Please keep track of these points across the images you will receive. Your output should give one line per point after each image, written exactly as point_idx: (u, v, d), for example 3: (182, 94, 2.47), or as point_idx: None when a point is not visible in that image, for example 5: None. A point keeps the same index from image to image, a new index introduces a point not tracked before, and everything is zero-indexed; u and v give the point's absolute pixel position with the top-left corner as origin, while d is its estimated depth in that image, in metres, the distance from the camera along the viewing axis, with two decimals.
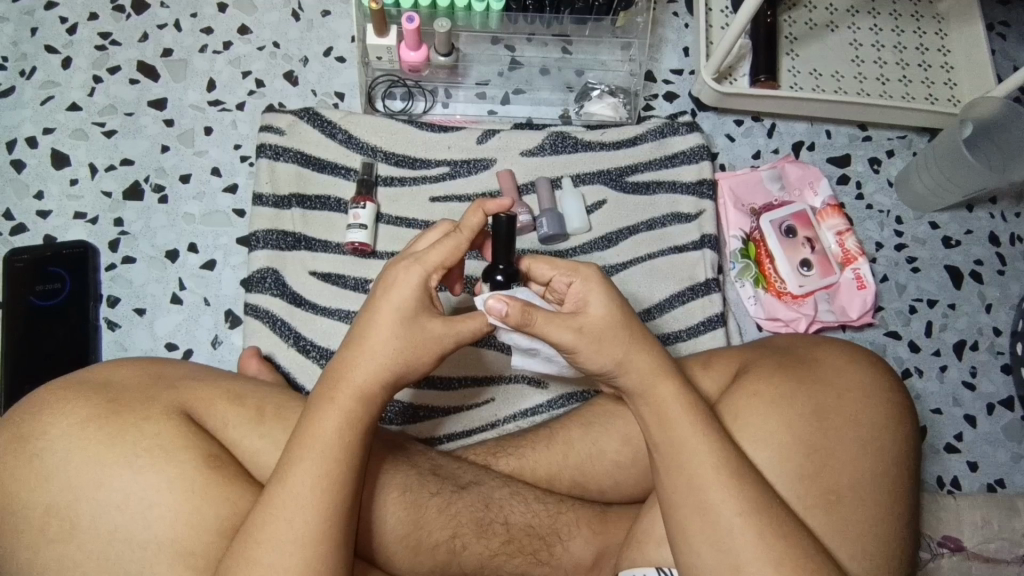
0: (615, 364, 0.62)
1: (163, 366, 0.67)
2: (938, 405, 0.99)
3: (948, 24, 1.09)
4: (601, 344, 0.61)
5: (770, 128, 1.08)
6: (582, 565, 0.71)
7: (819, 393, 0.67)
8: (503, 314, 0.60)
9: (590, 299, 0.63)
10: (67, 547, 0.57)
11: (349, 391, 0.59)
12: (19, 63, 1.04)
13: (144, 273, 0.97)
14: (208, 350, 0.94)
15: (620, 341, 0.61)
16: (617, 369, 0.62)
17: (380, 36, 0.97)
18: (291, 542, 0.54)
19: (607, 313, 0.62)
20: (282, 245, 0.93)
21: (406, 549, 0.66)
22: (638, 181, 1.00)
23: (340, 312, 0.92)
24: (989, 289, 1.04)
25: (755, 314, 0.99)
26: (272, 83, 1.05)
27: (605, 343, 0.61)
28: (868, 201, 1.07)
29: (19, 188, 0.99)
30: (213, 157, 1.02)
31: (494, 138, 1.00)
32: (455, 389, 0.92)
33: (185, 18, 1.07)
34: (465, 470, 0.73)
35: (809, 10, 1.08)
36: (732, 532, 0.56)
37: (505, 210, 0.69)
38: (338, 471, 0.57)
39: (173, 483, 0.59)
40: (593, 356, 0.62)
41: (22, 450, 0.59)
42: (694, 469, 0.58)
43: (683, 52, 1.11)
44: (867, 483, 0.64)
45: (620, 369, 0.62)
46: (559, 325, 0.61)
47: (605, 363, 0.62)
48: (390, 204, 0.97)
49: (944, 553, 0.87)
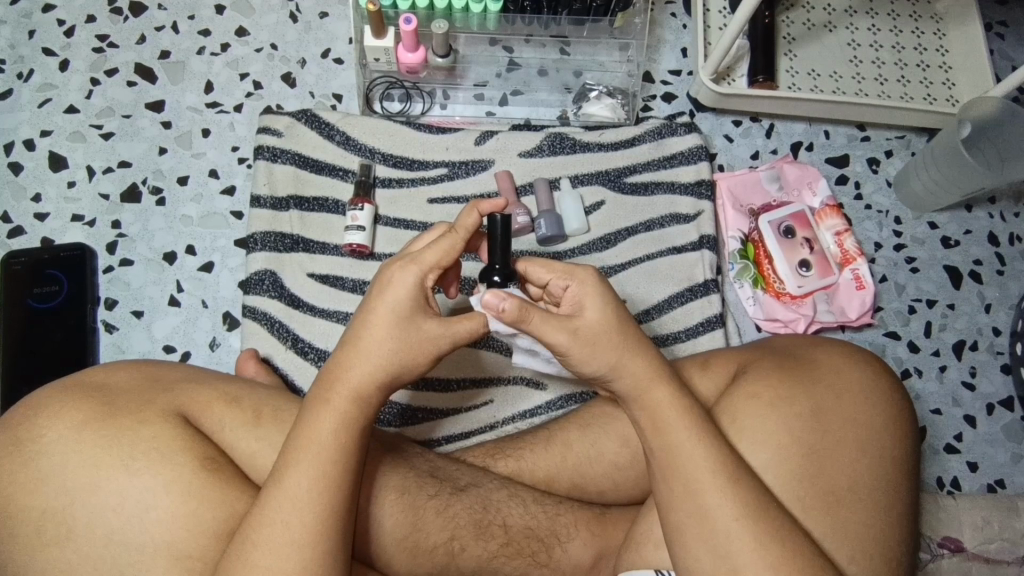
0: (610, 369, 0.61)
1: (160, 369, 0.67)
2: (937, 405, 0.99)
3: (946, 24, 1.09)
4: (594, 348, 0.61)
5: (769, 128, 1.08)
6: (581, 567, 0.71)
7: (819, 394, 0.67)
8: (501, 311, 0.58)
9: (586, 303, 0.62)
10: (63, 551, 0.57)
11: (344, 392, 0.59)
12: (16, 66, 1.04)
13: (142, 275, 0.97)
14: (207, 352, 0.94)
15: (614, 346, 0.61)
16: (611, 373, 0.62)
17: (377, 37, 0.97)
18: (290, 544, 0.54)
19: (604, 317, 0.62)
20: (280, 247, 0.93)
21: (405, 551, 0.66)
22: (636, 182, 1.00)
23: (339, 313, 0.92)
24: (989, 289, 1.04)
25: (755, 315, 0.99)
26: (270, 85, 1.05)
27: (599, 347, 0.61)
28: (867, 201, 1.07)
29: (16, 191, 0.99)
30: (211, 159, 1.02)
31: (492, 138, 1.00)
32: (454, 390, 0.91)
33: (183, 20, 1.07)
34: (464, 472, 0.73)
35: (807, 11, 1.08)
36: (730, 537, 0.56)
37: (500, 210, 0.70)
38: (337, 473, 0.57)
39: (170, 486, 0.58)
40: (587, 359, 0.61)
41: (17, 453, 0.59)
42: (691, 473, 0.58)
43: (682, 53, 1.11)
44: (867, 485, 0.64)
45: (614, 373, 0.62)
46: (553, 330, 0.60)
47: (599, 366, 0.61)
48: (388, 206, 0.97)
49: (944, 554, 0.87)
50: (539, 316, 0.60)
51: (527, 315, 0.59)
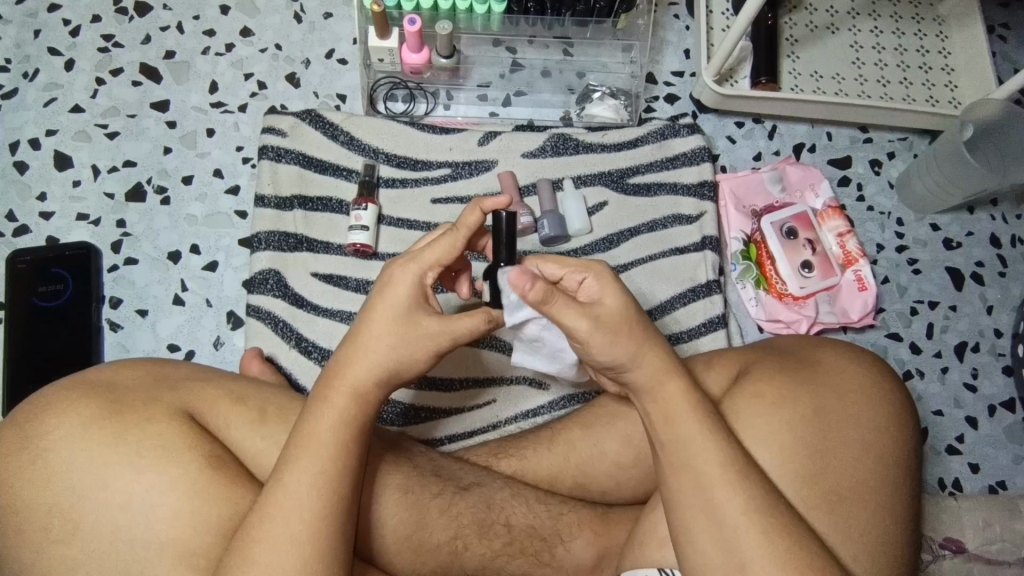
0: (632, 356, 0.61)
1: (166, 367, 0.67)
2: (939, 407, 0.99)
3: (948, 26, 1.10)
4: (616, 337, 0.61)
5: (771, 130, 1.09)
6: (584, 566, 0.71)
7: (819, 393, 0.67)
8: (527, 293, 0.59)
9: (607, 293, 0.62)
10: (70, 548, 0.57)
11: (344, 389, 0.60)
12: (22, 66, 1.04)
13: (147, 274, 0.97)
14: (211, 351, 0.94)
15: (635, 337, 0.61)
16: (632, 363, 0.61)
17: (382, 38, 0.97)
18: (290, 541, 0.54)
19: (624, 303, 0.62)
20: (285, 246, 0.93)
21: (408, 550, 0.66)
22: (638, 183, 1.00)
23: (342, 313, 0.93)
24: (990, 291, 1.05)
25: (757, 316, 0.99)
26: (274, 85, 1.06)
27: (622, 331, 0.61)
28: (869, 203, 1.07)
29: (22, 190, 0.99)
30: (215, 159, 1.02)
31: (495, 139, 1.01)
32: (456, 390, 0.92)
33: (188, 20, 1.08)
34: (467, 471, 0.73)
35: (810, 13, 1.08)
36: (738, 532, 0.56)
37: (504, 207, 0.69)
38: (337, 470, 0.57)
39: (176, 484, 0.59)
40: (607, 347, 0.61)
41: (25, 450, 0.59)
42: (701, 468, 0.58)
43: (685, 55, 1.11)
44: (869, 484, 0.64)
45: (634, 363, 0.61)
46: (575, 313, 0.60)
47: (619, 355, 0.61)
48: (391, 206, 0.98)
49: (945, 555, 0.87)
50: (563, 300, 0.61)
51: (550, 299, 0.60)
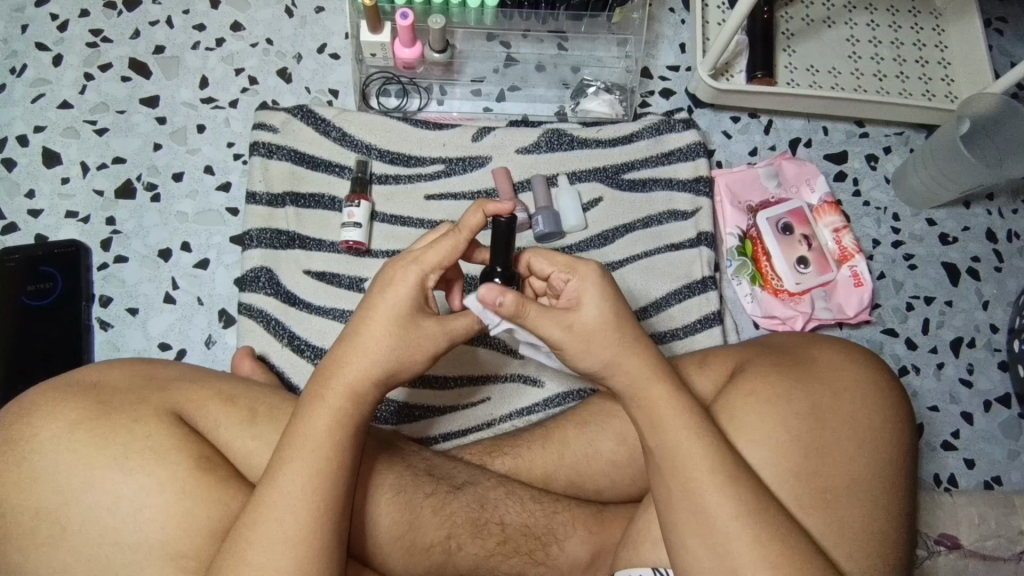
0: (611, 360, 0.61)
1: (154, 367, 0.66)
2: (935, 402, 0.99)
3: (945, 20, 1.09)
4: (591, 344, 0.62)
5: (767, 125, 1.08)
6: (579, 565, 0.71)
7: (815, 392, 0.67)
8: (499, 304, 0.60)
9: (584, 298, 0.62)
10: (56, 550, 0.57)
11: (339, 389, 0.59)
12: (9, 61, 1.03)
13: (137, 272, 0.96)
14: (202, 350, 0.94)
15: (610, 344, 0.61)
16: (610, 367, 0.62)
17: (374, 32, 0.96)
18: (282, 542, 0.54)
19: (601, 315, 0.62)
20: (277, 244, 0.93)
21: (401, 550, 0.66)
22: (634, 179, 1.00)
23: (336, 311, 0.92)
24: (987, 286, 1.04)
25: (753, 313, 0.99)
26: (266, 80, 1.05)
27: (596, 342, 0.62)
28: (865, 198, 1.07)
29: (9, 187, 0.98)
30: (207, 155, 1.01)
31: (490, 135, 1.00)
32: (450, 388, 0.91)
33: (178, 14, 1.06)
34: (460, 470, 0.73)
35: (806, 6, 1.07)
36: (731, 535, 0.56)
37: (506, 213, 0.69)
38: (330, 470, 0.56)
39: (164, 486, 0.58)
40: (582, 354, 0.62)
41: (9, 452, 0.58)
42: (688, 473, 0.58)
43: (680, 48, 1.10)
44: (864, 483, 0.64)
45: (609, 370, 0.62)
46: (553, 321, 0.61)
47: (594, 361, 0.62)
48: (384, 202, 0.97)
49: (941, 551, 0.87)
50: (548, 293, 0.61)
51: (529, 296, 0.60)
